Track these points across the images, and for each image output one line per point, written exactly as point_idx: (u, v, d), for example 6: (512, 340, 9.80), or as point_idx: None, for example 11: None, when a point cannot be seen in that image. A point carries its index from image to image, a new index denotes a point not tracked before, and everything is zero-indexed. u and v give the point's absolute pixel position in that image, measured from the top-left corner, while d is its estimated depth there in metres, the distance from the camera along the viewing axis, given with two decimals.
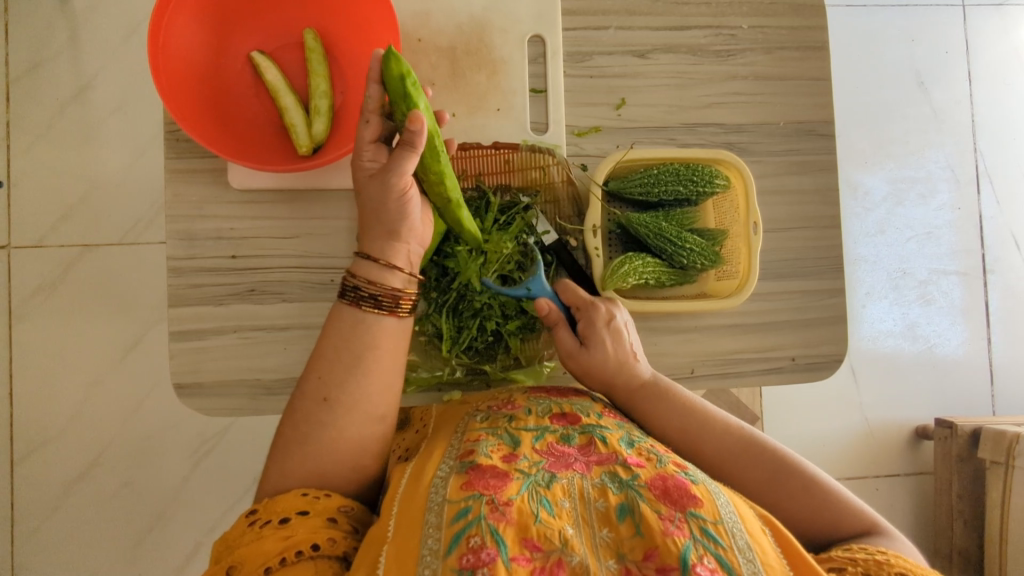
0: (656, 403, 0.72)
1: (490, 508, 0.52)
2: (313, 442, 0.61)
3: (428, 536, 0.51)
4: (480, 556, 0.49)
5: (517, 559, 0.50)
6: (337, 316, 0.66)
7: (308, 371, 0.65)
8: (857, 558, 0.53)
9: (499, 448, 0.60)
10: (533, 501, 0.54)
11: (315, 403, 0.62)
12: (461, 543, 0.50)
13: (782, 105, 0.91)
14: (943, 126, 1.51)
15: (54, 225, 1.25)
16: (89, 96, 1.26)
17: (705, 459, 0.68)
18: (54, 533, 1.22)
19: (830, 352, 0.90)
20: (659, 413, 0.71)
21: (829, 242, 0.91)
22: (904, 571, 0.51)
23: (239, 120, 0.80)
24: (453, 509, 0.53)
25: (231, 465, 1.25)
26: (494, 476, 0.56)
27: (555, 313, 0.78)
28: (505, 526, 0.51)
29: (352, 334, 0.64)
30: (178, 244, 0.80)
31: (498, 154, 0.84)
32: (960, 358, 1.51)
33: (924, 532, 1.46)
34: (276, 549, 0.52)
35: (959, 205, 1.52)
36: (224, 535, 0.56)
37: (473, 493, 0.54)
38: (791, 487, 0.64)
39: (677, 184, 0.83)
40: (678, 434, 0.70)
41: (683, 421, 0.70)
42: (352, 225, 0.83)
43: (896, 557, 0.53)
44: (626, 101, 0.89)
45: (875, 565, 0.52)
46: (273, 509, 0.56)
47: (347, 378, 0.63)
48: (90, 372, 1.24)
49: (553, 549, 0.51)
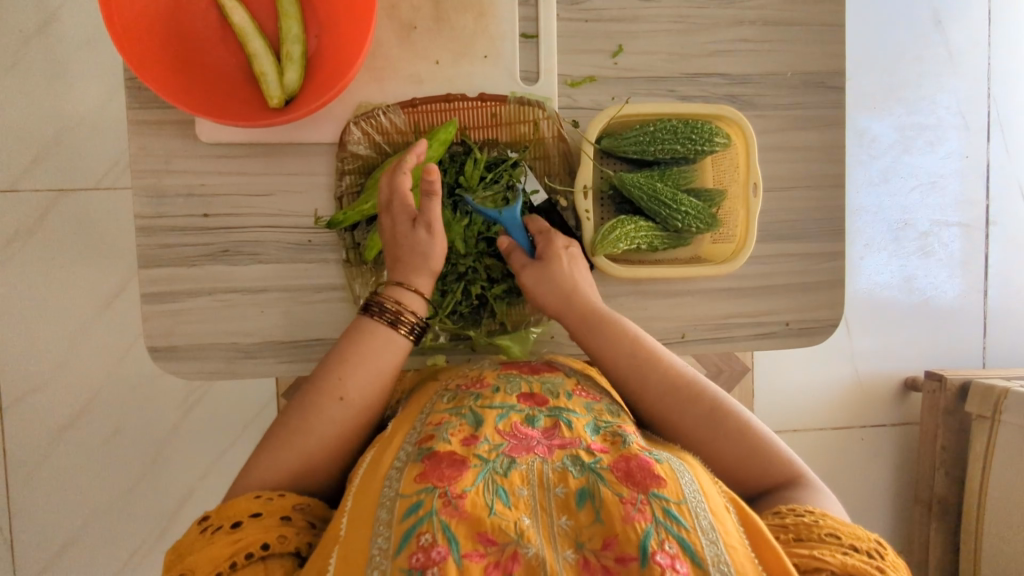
0: (603, 329, 0.72)
1: (443, 503, 0.51)
2: (317, 434, 0.63)
3: (378, 535, 0.50)
4: (430, 555, 0.48)
5: (469, 556, 0.48)
6: (369, 331, 0.69)
7: (324, 368, 0.67)
8: (788, 522, 0.54)
9: (459, 432, 0.59)
10: (488, 492, 0.53)
11: (331, 399, 0.65)
12: (411, 541, 0.49)
13: (791, 54, 0.85)
14: (957, 69, 1.44)
15: (26, 168, 1.19)
16: (54, 29, 1.17)
17: (648, 386, 0.68)
18: (46, 479, 1.23)
19: (824, 317, 0.87)
20: (607, 340, 0.71)
21: (831, 201, 0.87)
22: (834, 532, 0.52)
23: (204, 65, 0.74)
24: (405, 505, 0.52)
25: (219, 415, 1.25)
26: (449, 466, 0.55)
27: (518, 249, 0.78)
28: (457, 521, 0.50)
29: (376, 348, 0.68)
30: (146, 202, 0.76)
31: (484, 106, 0.79)
32: (954, 310, 1.49)
33: (904, 479, 1.49)
34: (225, 553, 0.51)
35: (967, 154, 1.47)
36: (176, 545, 0.55)
37: (427, 486, 0.53)
38: (725, 427, 0.64)
39: (674, 142, 0.78)
40: (627, 362, 0.70)
41: (633, 351, 0.70)
42: (330, 181, 0.79)
43: (825, 518, 0.54)
44: (624, 48, 0.83)
45: (805, 529, 0.53)
46: (225, 514, 0.55)
47: (361, 379, 0.66)
48: (71, 322, 1.21)
49: (508, 541, 0.49)
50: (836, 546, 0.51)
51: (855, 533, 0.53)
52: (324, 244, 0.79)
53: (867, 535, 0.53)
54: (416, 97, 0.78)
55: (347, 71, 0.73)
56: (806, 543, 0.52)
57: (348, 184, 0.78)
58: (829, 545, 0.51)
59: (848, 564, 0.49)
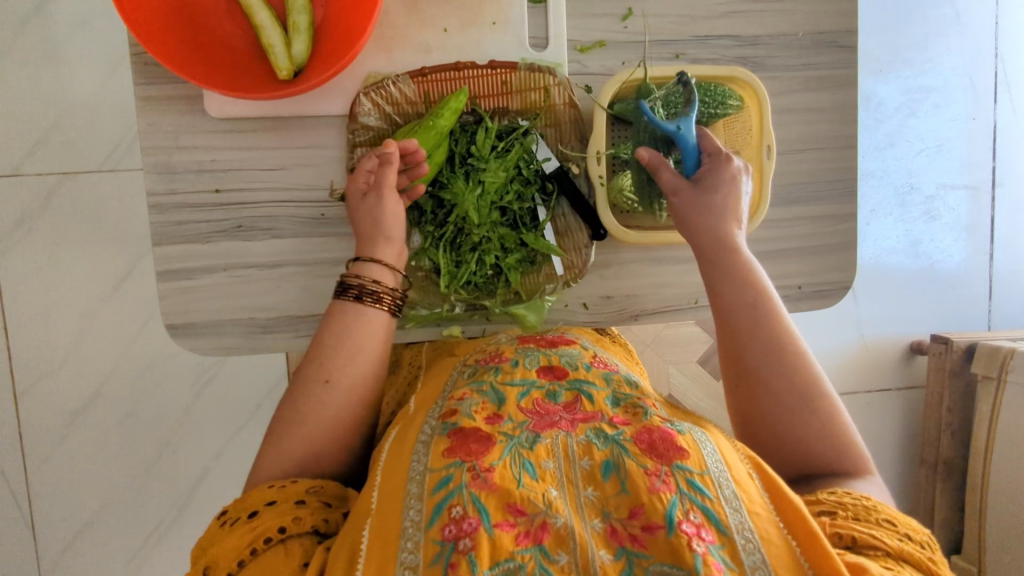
0: (728, 264, 0.68)
1: (472, 476, 0.52)
2: (313, 419, 0.61)
3: (411, 507, 0.51)
4: (463, 526, 0.49)
5: (500, 526, 0.49)
6: (336, 312, 0.68)
7: (306, 354, 0.66)
8: (844, 501, 0.54)
9: (483, 408, 0.60)
10: (516, 466, 0.54)
11: (316, 383, 0.63)
12: (442, 514, 0.50)
13: (802, 14, 0.84)
14: (964, 29, 1.42)
15: (28, 152, 1.17)
16: (51, 9, 1.15)
17: (759, 337, 0.63)
18: (63, 463, 1.23)
19: (836, 280, 0.88)
20: (726, 273, 0.67)
21: (843, 163, 0.86)
22: (892, 519, 0.53)
23: (211, 38, 0.73)
24: (434, 479, 0.52)
25: (233, 393, 1.25)
26: (477, 441, 0.56)
27: (655, 158, 0.74)
28: (487, 493, 0.51)
29: (351, 323, 0.67)
30: (157, 179, 0.76)
31: (494, 74, 0.78)
32: (960, 273, 1.49)
33: (909, 442, 1.51)
34: (245, 541, 0.52)
35: (974, 115, 1.45)
36: (199, 539, 0.55)
37: (455, 460, 0.53)
38: (817, 398, 0.60)
39: (687, 107, 0.77)
40: (743, 299, 0.65)
41: (754, 300, 0.65)
42: (342, 154, 0.78)
43: (882, 504, 0.54)
44: (634, 11, 0.81)
45: (864, 511, 0.53)
46: (243, 505, 0.55)
47: (343, 359, 0.65)
48: (81, 305, 1.21)
49: (537, 512, 0.50)
50: (892, 531, 0.52)
51: (911, 523, 0.53)
52: (337, 217, 0.79)
53: (919, 526, 0.54)
54: (426, 66, 0.77)
55: (356, 42, 0.72)
56: (862, 523, 0.52)
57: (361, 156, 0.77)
58: (885, 529, 0.52)
59: (905, 550, 0.50)
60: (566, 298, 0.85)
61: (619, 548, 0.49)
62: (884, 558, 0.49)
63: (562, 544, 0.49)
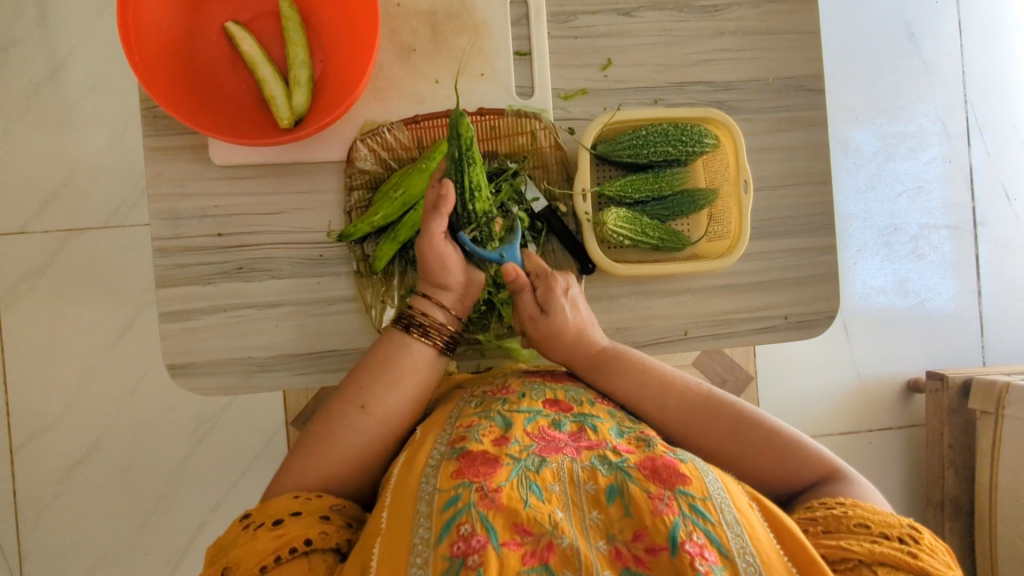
0: (611, 364, 0.73)
1: (480, 495, 0.53)
2: (341, 443, 0.65)
3: (420, 525, 0.52)
4: (471, 543, 0.50)
5: (507, 545, 0.50)
6: (388, 339, 0.71)
7: (347, 381, 0.69)
8: (817, 515, 0.55)
9: (490, 432, 0.60)
10: (522, 488, 0.54)
11: (352, 408, 0.66)
12: (451, 531, 0.51)
13: (771, 61, 0.90)
14: (934, 79, 1.49)
15: (36, 209, 1.21)
16: (64, 76, 1.20)
17: (665, 419, 0.70)
18: (56, 519, 1.21)
19: (822, 310, 0.90)
20: (616, 375, 0.72)
21: (821, 198, 0.90)
22: (864, 522, 0.53)
23: (219, 94, 0.79)
24: (443, 498, 0.53)
25: (229, 447, 1.23)
26: (484, 462, 0.56)
27: (524, 277, 0.75)
28: (495, 512, 0.52)
29: (395, 352, 0.70)
30: (162, 224, 0.79)
31: (483, 120, 0.83)
32: (950, 311, 1.51)
33: (914, 482, 1.49)
34: (270, 547, 0.53)
35: (950, 158, 1.51)
36: (219, 539, 0.56)
37: (463, 481, 0.54)
38: (751, 438, 0.66)
39: (666, 145, 0.82)
40: (637, 394, 0.71)
41: (642, 381, 0.71)
42: (340, 198, 0.82)
43: (855, 508, 0.55)
44: (613, 61, 0.87)
45: (834, 522, 0.54)
46: (266, 512, 0.57)
47: (381, 386, 0.67)
48: (81, 358, 1.21)
49: (543, 532, 0.51)
50: (865, 535, 0.52)
51: (887, 522, 0.53)
52: (335, 257, 0.82)
53: (899, 521, 0.53)
54: (418, 115, 0.82)
55: (352, 91, 0.77)
56: (834, 535, 0.53)
57: (357, 199, 0.81)
58: (858, 536, 0.52)
59: (877, 551, 0.50)
60: None
61: (623, 569, 0.50)
62: (856, 569, 0.50)
63: (568, 564, 0.49)
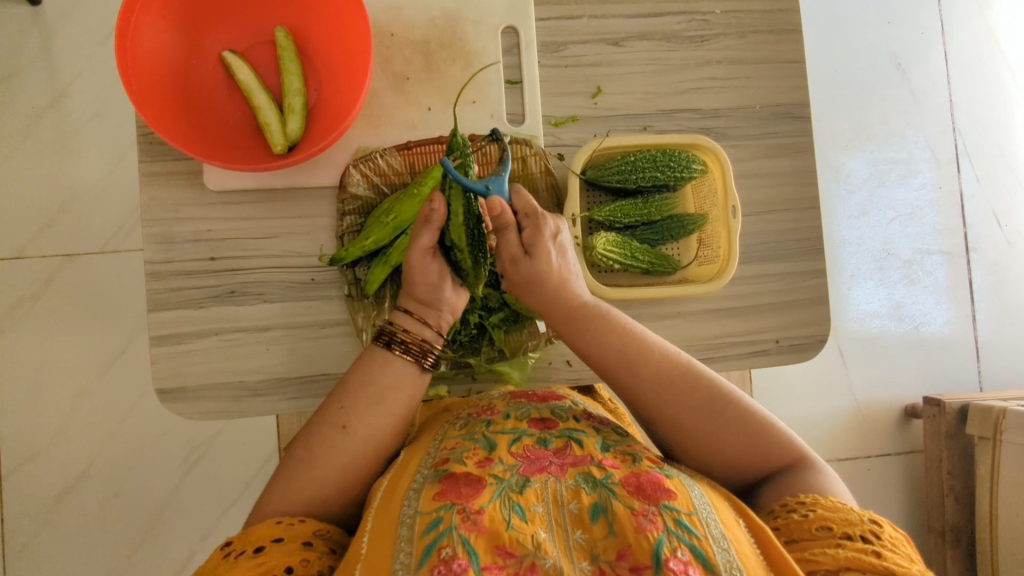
0: (594, 328, 0.69)
1: (461, 518, 0.52)
2: (322, 466, 0.63)
3: (400, 550, 0.52)
4: (452, 566, 0.49)
5: (488, 568, 0.50)
6: (368, 356, 0.69)
7: (328, 401, 0.68)
8: (780, 523, 0.55)
9: (474, 454, 0.60)
10: (506, 508, 0.54)
11: (333, 429, 0.65)
12: (432, 555, 0.50)
13: (758, 89, 0.91)
14: (922, 107, 1.52)
15: (34, 234, 1.21)
16: (64, 104, 1.22)
17: (642, 386, 0.67)
18: (44, 549, 1.19)
19: (814, 333, 0.90)
20: (599, 341, 0.68)
21: (810, 222, 0.91)
22: (826, 524, 0.53)
23: (215, 121, 0.80)
24: (424, 521, 0.53)
25: (220, 472, 1.21)
26: (467, 484, 0.56)
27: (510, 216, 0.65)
28: (476, 535, 0.51)
29: (375, 369, 0.68)
30: (156, 249, 0.80)
31: (475, 146, 0.84)
32: (946, 336, 1.51)
33: (916, 510, 1.46)
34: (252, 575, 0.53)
35: (940, 184, 1.53)
36: (200, 568, 0.56)
37: (445, 503, 0.54)
38: (725, 416, 0.64)
39: (655, 170, 0.83)
40: (617, 359, 0.68)
41: (622, 346, 0.68)
42: (333, 222, 0.83)
43: (816, 509, 0.54)
44: (602, 89, 0.89)
45: (797, 527, 0.54)
46: (248, 539, 0.56)
47: (361, 405, 0.66)
48: (73, 383, 1.20)
49: (526, 553, 0.51)
50: (828, 539, 0.52)
51: (848, 519, 0.53)
52: (326, 281, 0.82)
53: (859, 517, 0.53)
54: (411, 141, 0.83)
55: (344, 118, 0.78)
56: (799, 542, 0.53)
57: (349, 224, 0.82)
58: (821, 540, 0.52)
59: (842, 556, 0.50)
60: (549, 356, 0.87)
61: None
62: None
63: None
